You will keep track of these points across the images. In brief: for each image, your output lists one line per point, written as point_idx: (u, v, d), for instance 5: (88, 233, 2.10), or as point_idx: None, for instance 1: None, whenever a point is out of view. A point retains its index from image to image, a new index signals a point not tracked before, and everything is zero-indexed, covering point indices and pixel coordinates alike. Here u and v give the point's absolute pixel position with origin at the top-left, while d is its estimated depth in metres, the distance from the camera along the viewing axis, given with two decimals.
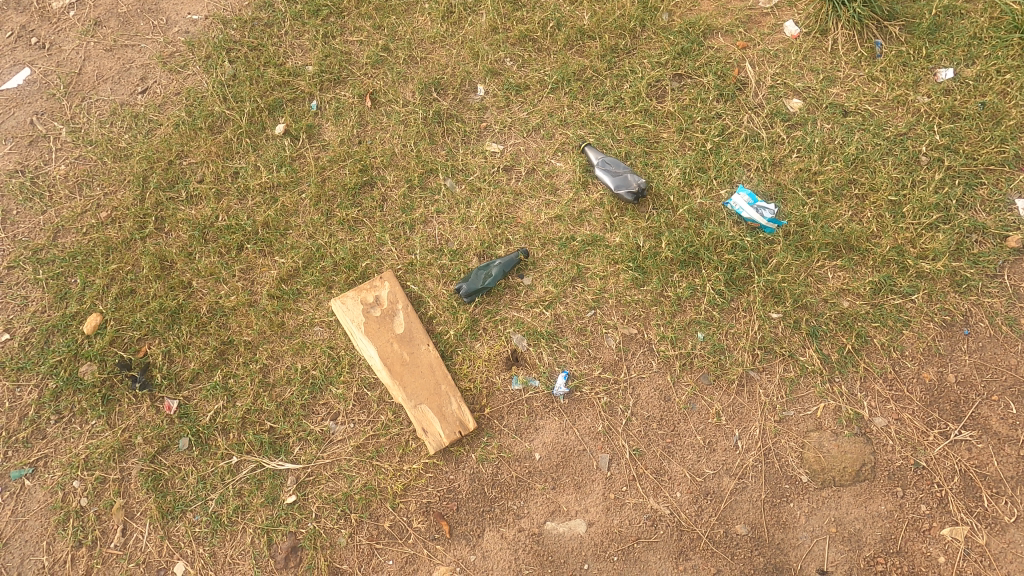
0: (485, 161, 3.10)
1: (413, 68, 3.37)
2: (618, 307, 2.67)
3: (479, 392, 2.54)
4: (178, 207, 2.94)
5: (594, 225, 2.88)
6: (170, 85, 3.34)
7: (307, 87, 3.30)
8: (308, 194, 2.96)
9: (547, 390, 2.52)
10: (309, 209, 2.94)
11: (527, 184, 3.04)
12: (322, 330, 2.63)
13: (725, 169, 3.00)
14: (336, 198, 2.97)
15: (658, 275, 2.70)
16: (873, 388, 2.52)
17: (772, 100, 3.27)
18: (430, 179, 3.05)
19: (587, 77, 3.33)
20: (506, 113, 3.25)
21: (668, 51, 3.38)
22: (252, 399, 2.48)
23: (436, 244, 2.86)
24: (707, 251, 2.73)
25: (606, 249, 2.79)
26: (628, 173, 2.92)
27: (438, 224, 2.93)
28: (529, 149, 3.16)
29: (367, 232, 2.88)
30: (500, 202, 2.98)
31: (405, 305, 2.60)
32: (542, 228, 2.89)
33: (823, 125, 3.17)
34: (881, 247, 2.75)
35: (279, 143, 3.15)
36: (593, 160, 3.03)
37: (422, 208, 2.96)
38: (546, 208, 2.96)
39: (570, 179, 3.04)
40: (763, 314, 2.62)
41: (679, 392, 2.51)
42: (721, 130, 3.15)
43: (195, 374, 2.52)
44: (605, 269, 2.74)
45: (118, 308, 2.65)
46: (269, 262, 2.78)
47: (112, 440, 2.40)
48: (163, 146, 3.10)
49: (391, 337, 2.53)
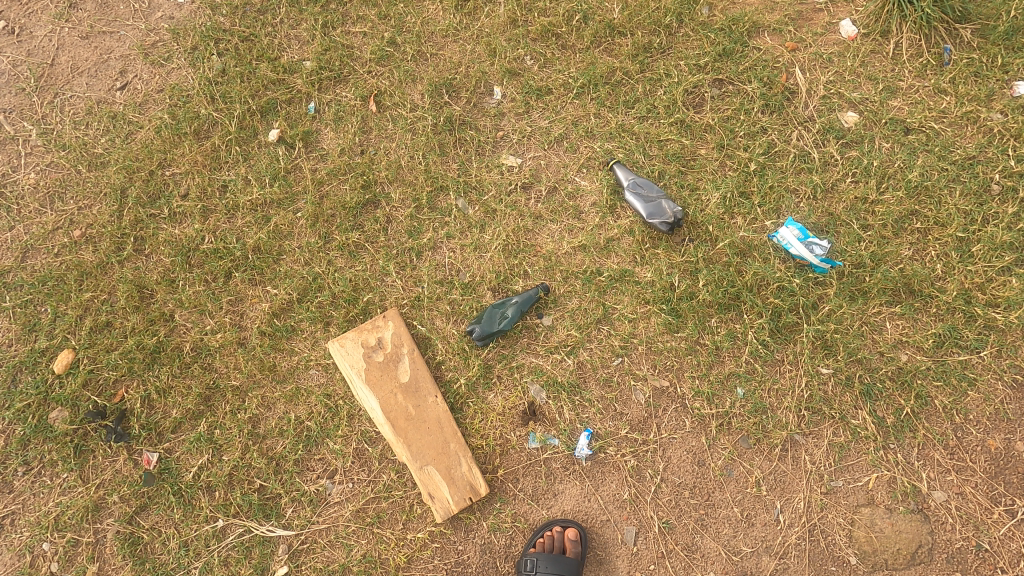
0: (502, 178, 2.78)
1: (421, 66, 3.01)
2: (648, 356, 2.39)
3: (492, 450, 2.29)
4: (159, 225, 2.64)
5: (622, 257, 2.58)
6: (153, 80, 2.99)
7: (304, 87, 2.95)
8: (304, 213, 2.66)
9: (567, 450, 2.27)
10: (305, 231, 2.64)
11: (548, 206, 2.72)
12: (318, 374, 2.36)
13: (771, 196, 2.67)
14: (336, 218, 2.67)
15: (694, 320, 2.42)
16: (931, 456, 2.26)
17: (824, 113, 2.91)
18: (440, 198, 2.74)
19: (616, 80, 2.96)
20: (525, 120, 2.91)
21: (708, 51, 3.00)
22: (240, 453, 2.24)
23: (445, 275, 2.57)
24: (750, 293, 2.43)
25: (636, 287, 2.49)
26: (663, 200, 2.60)
27: (448, 250, 2.63)
28: (550, 164, 2.83)
29: (369, 260, 2.59)
30: (518, 227, 2.67)
31: (411, 350, 2.34)
32: (565, 259, 2.60)
33: (882, 144, 2.81)
34: (947, 293, 2.43)
35: (272, 152, 2.83)
36: (622, 179, 2.70)
37: (430, 232, 2.65)
38: (569, 235, 2.65)
39: (595, 202, 2.72)
40: (812, 369, 2.33)
41: (714, 456, 2.26)
42: (767, 147, 2.81)
43: (177, 424, 2.27)
44: (635, 311, 2.45)
45: (91, 344, 2.38)
46: (260, 293, 2.50)
47: (85, 497, 2.17)
48: (143, 153, 2.78)
49: (395, 387, 2.28)
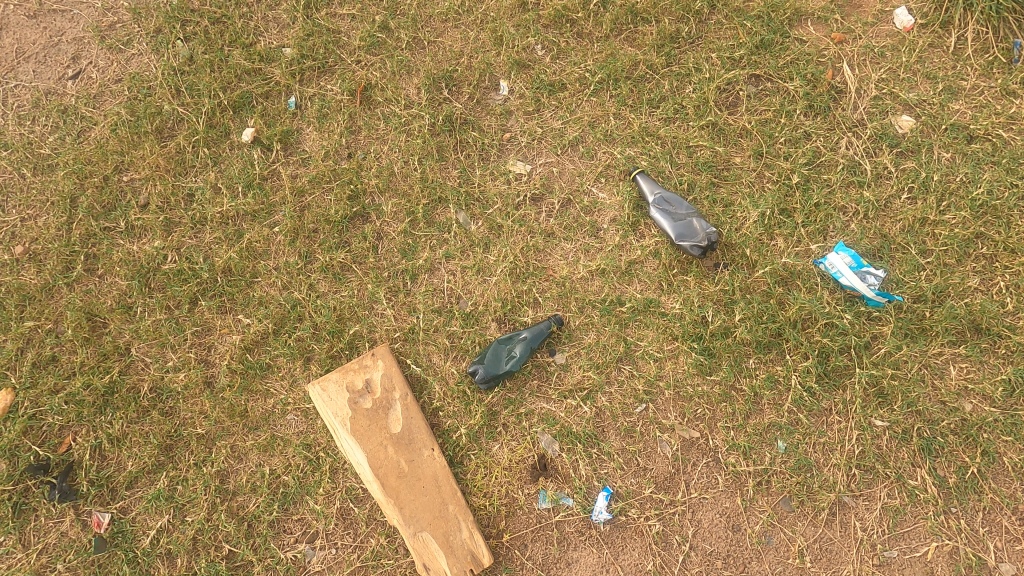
0: (509, 188, 2.44)
1: (417, 56, 2.63)
2: (676, 402, 2.09)
3: (496, 511, 2.02)
4: (115, 240, 2.30)
5: (647, 284, 2.26)
6: (109, 68, 2.60)
7: (282, 78, 2.57)
8: (281, 228, 2.32)
9: (583, 513, 1.99)
10: (283, 249, 2.30)
11: (561, 222, 2.38)
12: (297, 420, 2.06)
13: (816, 215, 2.34)
14: (318, 234, 2.33)
15: (729, 360, 2.11)
16: (999, 523, 1.97)
17: (876, 116, 2.54)
18: (438, 211, 2.40)
19: (639, 75, 2.59)
20: (535, 121, 2.55)
21: (744, 42, 2.62)
22: (206, 514, 1.95)
23: (443, 303, 2.25)
24: (793, 330, 2.12)
25: (662, 320, 2.18)
26: (694, 218, 2.27)
27: (447, 273, 2.30)
28: (563, 172, 2.48)
29: (356, 284, 2.26)
30: (527, 246, 2.33)
31: (404, 395, 2.04)
32: (580, 285, 2.27)
33: (942, 154, 2.45)
34: (1019, 333, 2.12)
35: (246, 154, 2.47)
36: (647, 193, 2.35)
37: (426, 251, 2.32)
38: (585, 256, 2.32)
39: (615, 217, 2.38)
40: (864, 421, 2.03)
41: (751, 520, 1.98)
42: (811, 156, 2.46)
43: (133, 479, 1.97)
44: (661, 349, 2.14)
45: (35, 382, 2.07)
46: (231, 323, 2.17)
47: (26, 566, 1.89)
48: (96, 155, 2.42)
49: (385, 439, 1.97)
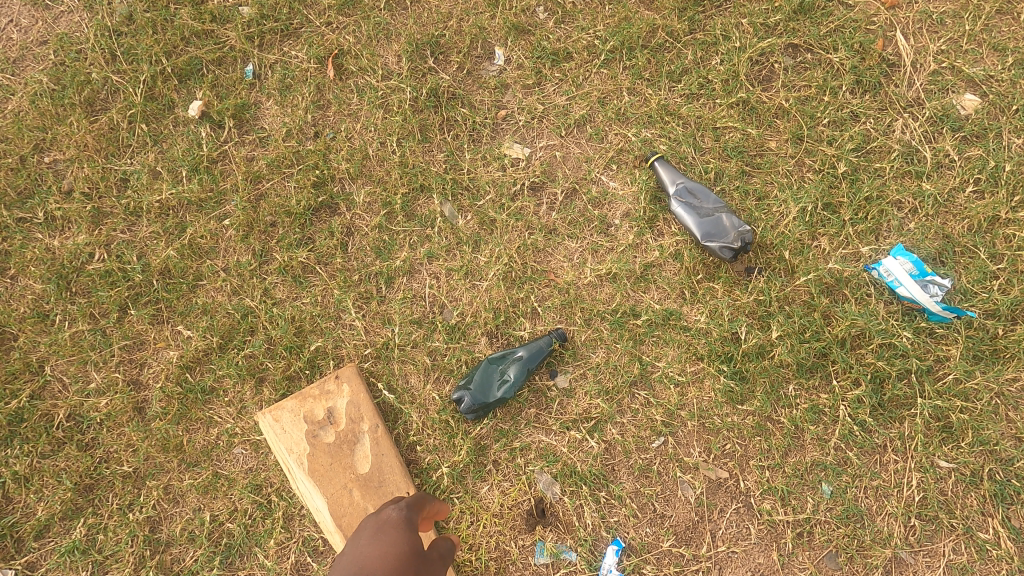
0: (504, 176, 2.07)
1: (396, 17, 2.22)
2: (701, 435, 1.76)
3: (485, 566, 1.70)
4: (32, 235, 1.93)
5: (666, 292, 1.90)
6: (33, 28, 2.18)
7: (237, 42, 2.16)
8: (232, 222, 1.95)
9: (589, 569, 1.68)
10: (234, 246, 1.94)
11: (565, 217, 2.01)
12: (245, 455, 1.71)
13: (867, 211, 1.97)
14: (277, 229, 1.97)
15: (765, 386, 1.77)
16: None
17: (935, 93, 2.14)
18: (419, 202, 2.03)
19: (658, 43, 2.20)
20: (535, 96, 2.16)
21: (781, 5, 2.22)
22: (133, 570, 1.62)
23: (424, 313, 1.89)
24: (842, 350, 1.78)
25: (684, 336, 1.83)
26: (724, 214, 1.91)
27: (429, 277, 1.94)
28: (568, 157, 2.11)
29: (320, 289, 1.89)
30: (524, 245, 1.97)
31: (373, 427, 1.70)
32: (587, 292, 1.91)
33: (1014, 140, 2.05)
34: None
35: (192, 132, 2.08)
36: (667, 182, 1.98)
37: (405, 251, 1.96)
38: (593, 257, 1.96)
39: (629, 211, 2.02)
40: (926, 462, 1.69)
41: None
42: (861, 141, 2.08)
43: (46, 527, 1.65)
44: (683, 371, 1.80)
45: None
46: (169, 335, 1.82)
47: None
48: (12, 131, 2.03)
49: (350, 481, 1.64)
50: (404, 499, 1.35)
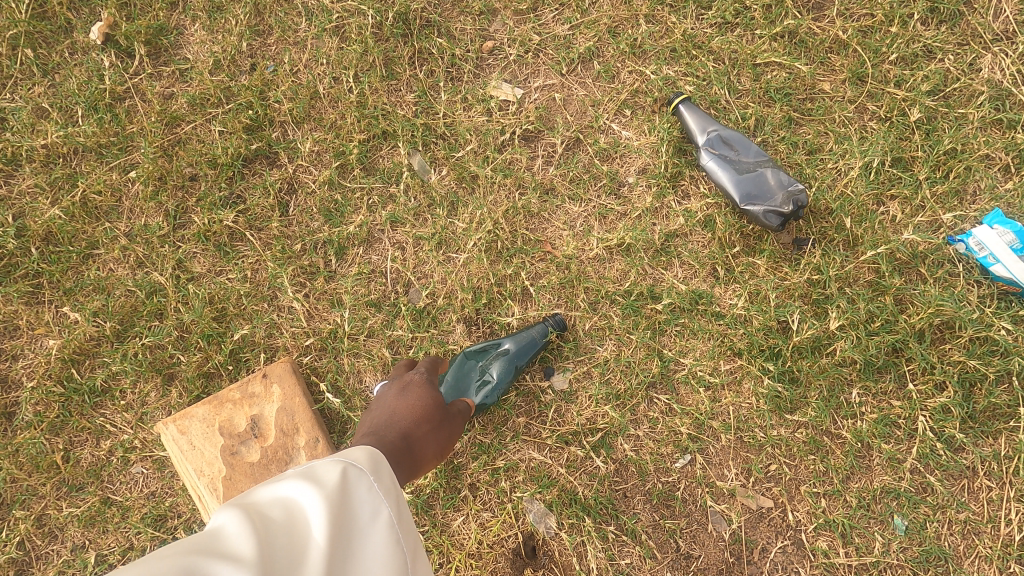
0: (489, 123, 1.62)
1: None
2: (738, 453, 1.38)
3: None
4: None
5: (694, 270, 1.49)
6: None
7: None
8: (138, 174, 1.52)
9: None
10: (141, 206, 1.51)
11: (565, 173, 1.58)
12: (144, 477, 1.32)
13: (951, 168, 1.55)
14: (198, 186, 1.54)
15: (821, 392, 1.38)
16: None
17: None
18: (381, 153, 1.60)
19: None
20: (530, 22, 1.68)
21: None
22: None
23: (384, 295, 1.48)
24: (922, 345, 1.38)
25: (717, 326, 1.43)
26: (770, 169, 1.47)
27: (392, 247, 1.52)
28: (571, 100, 1.66)
29: (251, 262, 1.47)
30: (513, 208, 1.54)
31: (311, 443, 1.30)
32: (593, 269, 1.50)
33: None
34: None
35: (91, 61, 1.62)
36: (695, 131, 1.54)
37: (361, 214, 1.54)
38: (602, 225, 1.55)
39: (647, 168, 1.58)
40: None
41: None
42: (942, 83, 1.63)
43: None
44: (715, 371, 1.41)
45: None
46: (55, 320, 1.42)
47: None
48: None
49: None
50: (422, 363, 1.29)
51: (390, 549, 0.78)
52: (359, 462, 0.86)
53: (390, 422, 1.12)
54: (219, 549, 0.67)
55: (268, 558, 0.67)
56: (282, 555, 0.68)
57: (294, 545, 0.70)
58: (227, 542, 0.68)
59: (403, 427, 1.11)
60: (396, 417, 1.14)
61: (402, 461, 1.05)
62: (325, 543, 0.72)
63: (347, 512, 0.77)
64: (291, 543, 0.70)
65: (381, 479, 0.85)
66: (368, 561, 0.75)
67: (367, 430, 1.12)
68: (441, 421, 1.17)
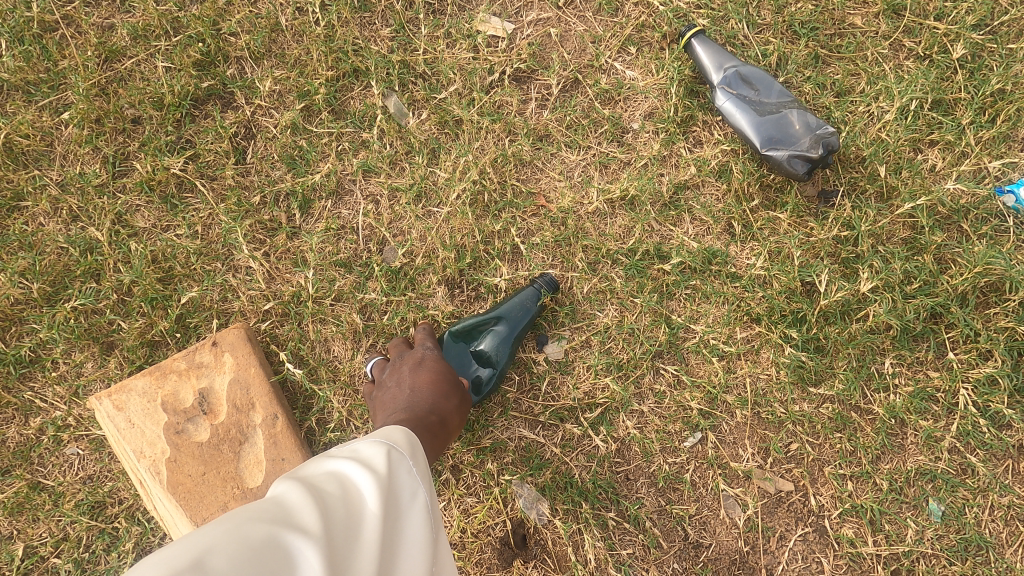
0: (475, 61, 1.39)
1: None
2: (755, 430, 1.23)
3: None
4: None
5: (707, 226, 1.31)
6: None
7: None
8: (69, 114, 1.32)
9: None
10: (74, 152, 1.32)
11: (561, 117, 1.37)
12: (80, 458, 1.20)
13: (1011, 109, 1.32)
14: (140, 130, 1.34)
15: (850, 362, 1.23)
16: None
17: None
18: (350, 95, 1.37)
19: None
20: None
21: None
22: None
23: (355, 254, 1.31)
24: (967, 310, 1.21)
25: (732, 289, 1.27)
26: (796, 109, 1.27)
27: (364, 201, 1.34)
28: (570, 33, 1.41)
29: (201, 217, 1.29)
30: (502, 156, 1.34)
31: (271, 420, 1.14)
32: (594, 225, 1.32)
33: None
34: None
35: None
36: (708, 66, 1.33)
37: (328, 162, 1.34)
38: (604, 175, 1.35)
39: (655, 112, 1.37)
40: None
41: None
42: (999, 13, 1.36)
43: None
44: (730, 339, 1.25)
45: None
46: None
47: None
48: None
49: (231, 498, 1.09)
50: (427, 335, 1.19)
51: (431, 533, 0.74)
52: (399, 443, 0.81)
53: (415, 399, 1.04)
54: (283, 523, 0.62)
55: (329, 532, 0.62)
56: (343, 530, 0.64)
57: (353, 522, 0.65)
58: (289, 515, 0.62)
59: (428, 405, 1.03)
60: (418, 394, 1.05)
61: (433, 438, 0.98)
62: (381, 522, 0.67)
63: (394, 491, 0.73)
64: (349, 518, 0.66)
65: (420, 462, 0.81)
66: (411, 544, 0.71)
67: (391, 411, 1.04)
68: (462, 391, 1.10)
